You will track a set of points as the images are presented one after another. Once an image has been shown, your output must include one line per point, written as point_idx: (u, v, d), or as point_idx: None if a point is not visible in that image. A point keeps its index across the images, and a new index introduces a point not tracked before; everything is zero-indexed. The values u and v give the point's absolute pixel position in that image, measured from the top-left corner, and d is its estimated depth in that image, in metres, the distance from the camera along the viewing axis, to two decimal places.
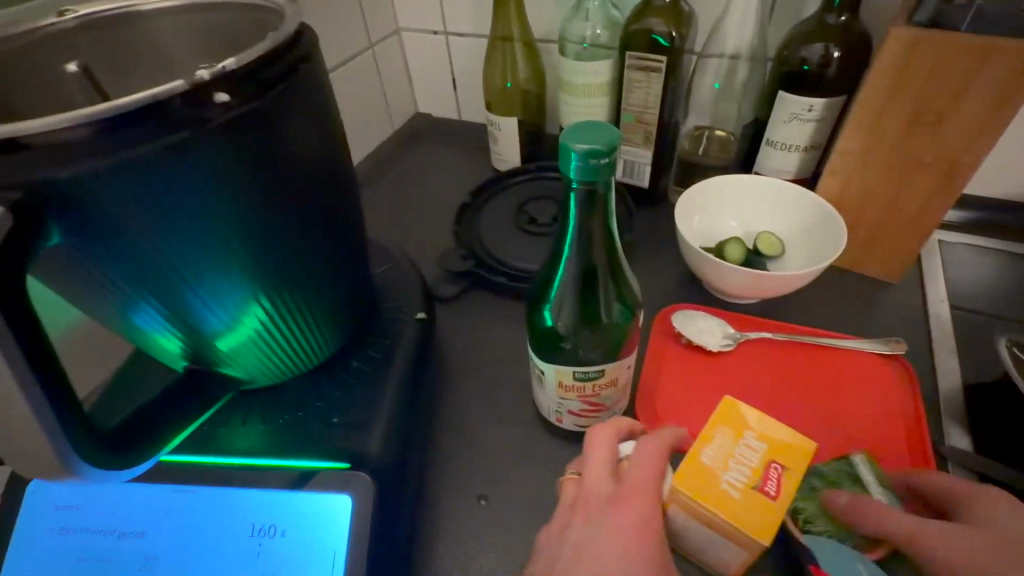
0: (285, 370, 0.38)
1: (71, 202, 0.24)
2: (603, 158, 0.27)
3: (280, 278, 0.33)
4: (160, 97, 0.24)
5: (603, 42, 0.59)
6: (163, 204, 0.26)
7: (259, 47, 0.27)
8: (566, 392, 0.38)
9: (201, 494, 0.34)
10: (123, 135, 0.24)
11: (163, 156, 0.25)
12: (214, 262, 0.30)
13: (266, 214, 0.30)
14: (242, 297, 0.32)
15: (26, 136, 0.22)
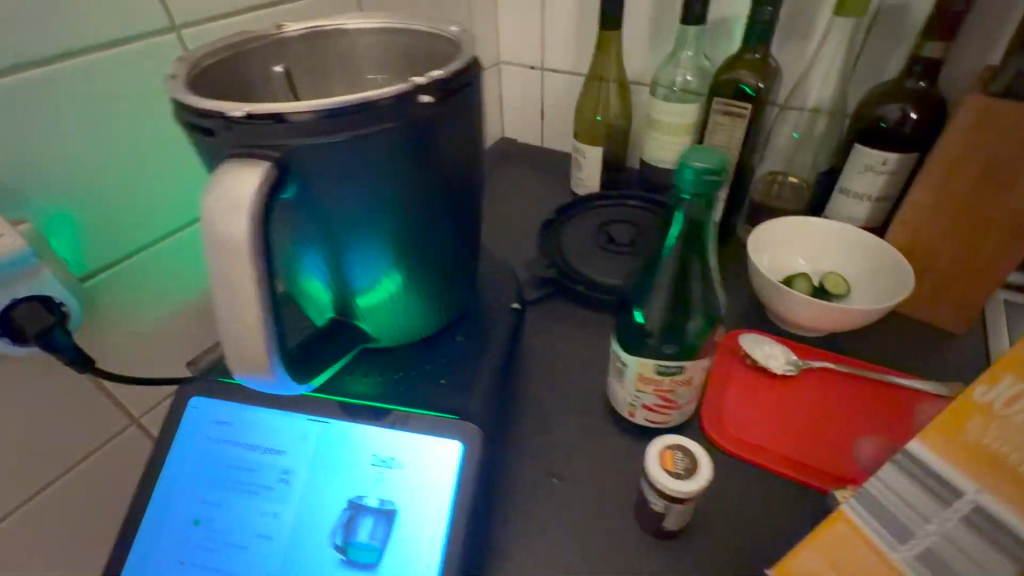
0: (403, 336, 0.45)
1: (307, 162, 0.31)
2: (716, 174, 0.33)
3: (419, 250, 0.40)
4: (387, 94, 0.31)
5: (691, 87, 0.65)
6: (361, 171, 0.33)
7: (455, 65, 0.34)
8: (644, 385, 0.43)
9: (332, 426, 0.39)
10: (352, 119, 0.31)
11: (377, 135, 0.32)
12: (382, 229, 0.37)
13: (425, 194, 0.37)
14: (390, 264, 0.39)
15: (292, 114, 0.30)
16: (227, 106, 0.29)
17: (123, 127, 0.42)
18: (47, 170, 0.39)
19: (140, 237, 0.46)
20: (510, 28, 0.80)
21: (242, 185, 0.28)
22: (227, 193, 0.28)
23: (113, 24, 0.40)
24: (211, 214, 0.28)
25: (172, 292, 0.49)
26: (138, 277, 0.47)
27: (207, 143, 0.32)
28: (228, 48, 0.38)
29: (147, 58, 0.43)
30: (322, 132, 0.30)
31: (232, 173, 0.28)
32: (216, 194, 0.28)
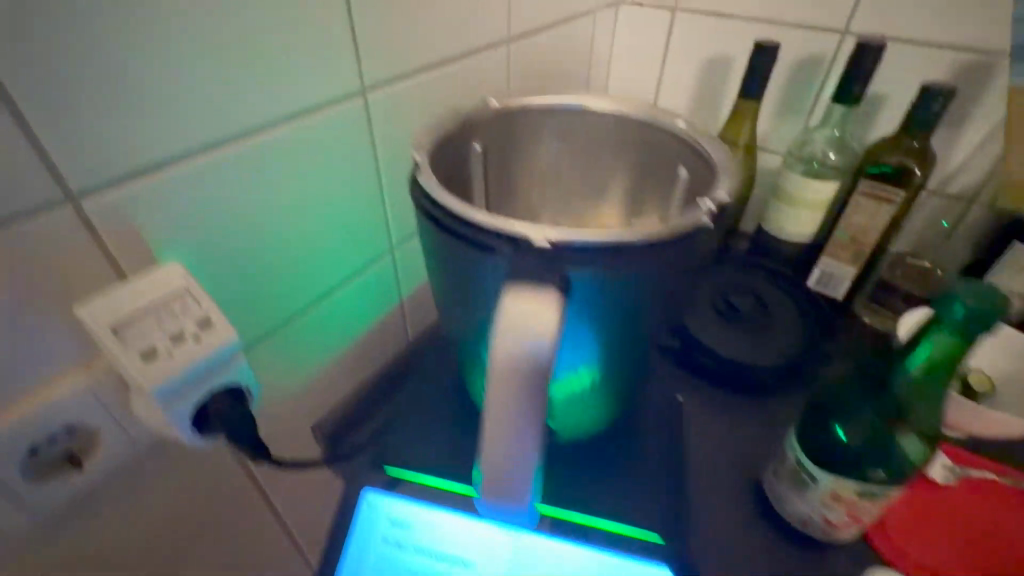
0: (585, 430, 0.43)
1: (583, 290, 0.28)
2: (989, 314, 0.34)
3: (626, 348, 0.35)
4: (685, 231, 0.29)
5: (833, 164, 0.63)
6: (613, 283, 0.28)
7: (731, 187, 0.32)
8: (835, 501, 0.39)
9: (520, 537, 0.42)
10: (650, 253, 0.28)
11: (655, 261, 0.28)
12: (611, 335, 0.33)
13: (661, 298, 0.32)
14: (612, 371, 0.37)
15: (592, 243, 0.27)
16: (527, 233, 0.27)
17: (304, 193, 0.41)
18: (236, 240, 0.38)
19: (302, 300, 0.45)
20: (626, 78, 0.78)
21: (547, 324, 0.26)
22: (518, 317, 0.27)
23: (310, 90, 0.38)
24: (514, 351, 0.27)
25: (316, 352, 0.49)
26: (291, 338, 0.45)
27: (479, 258, 0.29)
28: (449, 123, 0.37)
29: (331, 122, 0.41)
30: (621, 266, 0.28)
31: (523, 299, 0.27)
32: (518, 332, 0.27)
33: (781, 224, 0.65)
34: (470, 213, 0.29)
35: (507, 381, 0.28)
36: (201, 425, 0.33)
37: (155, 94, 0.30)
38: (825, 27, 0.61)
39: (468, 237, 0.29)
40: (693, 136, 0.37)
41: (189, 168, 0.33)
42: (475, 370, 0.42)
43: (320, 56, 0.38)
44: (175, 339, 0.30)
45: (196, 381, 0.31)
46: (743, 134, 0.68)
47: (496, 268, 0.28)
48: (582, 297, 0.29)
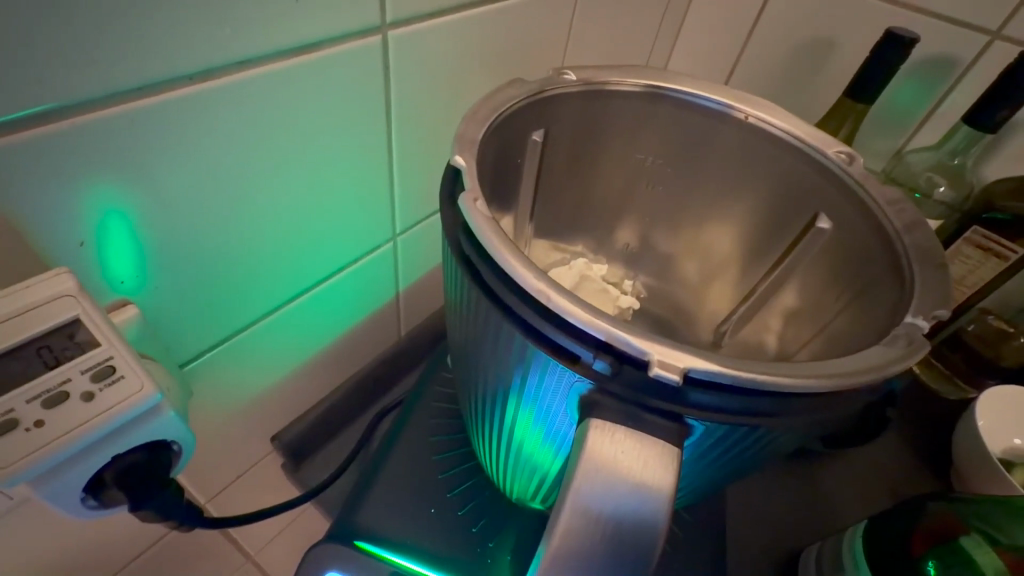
0: None
1: (709, 433, 0.18)
2: None
3: (714, 475, 0.25)
4: (887, 371, 0.18)
5: (941, 199, 0.52)
6: (757, 433, 0.18)
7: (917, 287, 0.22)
8: None
9: None
10: (831, 402, 0.18)
11: (827, 408, 0.18)
12: (707, 467, 0.23)
13: (791, 438, 0.22)
14: (688, 492, 0.27)
15: (749, 382, 0.16)
16: (652, 352, 0.16)
17: (278, 169, 0.30)
18: (175, 230, 0.27)
19: (268, 302, 0.34)
20: (696, 46, 0.64)
21: (653, 492, 0.17)
22: (611, 476, 0.17)
23: (294, 20, 0.25)
24: (591, 521, 0.17)
25: (281, 361, 0.38)
26: (247, 348, 0.35)
27: (552, 364, 0.18)
28: (508, 100, 0.26)
29: (322, 71, 0.28)
30: (781, 416, 0.18)
31: (625, 448, 0.17)
32: (604, 494, 0.17)
33: None
34: (550, 299, 0.17)
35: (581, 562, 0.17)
36: (97, 496, 0.23)
37: (17, 7, 0.18)
38: (970, 26, 0.48)
39: (537, 326, 0.18)
40: (857, 182, 0.28)
41: (94, 130, 0.21)
42: (480, 433, 0.32)
43: None
44: (47, 402, 0.20)
45: (85, 452, 0.21)
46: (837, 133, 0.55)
47: (575, 384, 0.18)
48: (703, 439, 0.19)
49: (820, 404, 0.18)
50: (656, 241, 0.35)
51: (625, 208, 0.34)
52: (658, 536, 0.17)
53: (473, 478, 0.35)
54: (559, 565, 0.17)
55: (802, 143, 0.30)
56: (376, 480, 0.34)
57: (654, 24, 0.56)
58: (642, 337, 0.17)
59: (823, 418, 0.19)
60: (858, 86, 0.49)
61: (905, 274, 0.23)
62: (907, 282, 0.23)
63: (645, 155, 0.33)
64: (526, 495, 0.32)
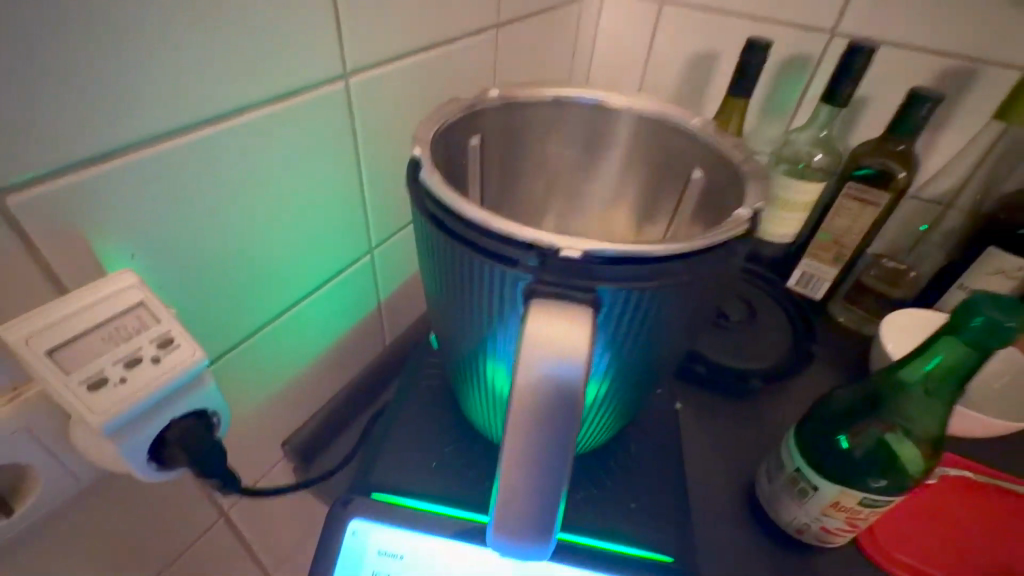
0: (587, 448, 0.40)
1: (613, 304, 0.25)
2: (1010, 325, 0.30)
3: (642, 370, 0.33)
4: (721, 239, 0.26)
5: (819, 165, 0.63)
6: (649, 303, 0.26)
7: (758, 190, 0.30)
8: (834, 511, 0.40)
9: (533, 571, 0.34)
10: (692, 266, 0.26)
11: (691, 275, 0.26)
12: (634, 352, 0.31)
13: (685, 320, 0.30)
14: (627, 387, 0.35)
15: (626, 252, 0.24)
16: (559, 242, 0.24)
17: (276, 191, 0.37)
18: (201, 244, 0.33)
19: (272, 308, 0.41)
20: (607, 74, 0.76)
21: (578, 348, 0.24)
22: (555, 339, 0.24)
23: (279, 73, 0.33)
24: (539, 374, 0.24)
25: (285, 365, 0.44)
26: (257, 351, 0.41)
27: (499, 272, 0.26)
28: (450, 112, 0.34)
29: (302, 110, 0.36)
30: (659, 279, 0.25)
31: (558, 316, 0.24)
32: (548, 352, 0.24)
33: (765, 224, 0.66)
34: (491, 221, 0.25)
35: (538, 408, 0.24)
36: (161, 458, 0.29)
37: (92, 77, 0.25)
38: (813, 28, 0.60)
39: (486, 247, 0.26)
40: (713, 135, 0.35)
41: (141, 162, 0.28)
42: (464, 389, 0.38)
43: (287, 35, 0.33)
44: (127, 364, 0.25)
45: (155, 411, 0.27)
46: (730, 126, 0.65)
47: (517, 283, 0.25)
48: (613, 313, 0.26)
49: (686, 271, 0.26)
50: (588, 216, 0.44)
51: (557, 192, 0.43)
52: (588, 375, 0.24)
53: (465, 434, 0.41)
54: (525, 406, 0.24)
55: (673, 115, 0.37)
56: (382, 447, 0.40)
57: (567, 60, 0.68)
58: (553, 236, 0.24)
59: (694, 283, 0.26)
60: (736, 84, 0.60)
61: (743, 185, 0.31)
62: (744, 186, 0.31)
63: (565, 149, 0.41)
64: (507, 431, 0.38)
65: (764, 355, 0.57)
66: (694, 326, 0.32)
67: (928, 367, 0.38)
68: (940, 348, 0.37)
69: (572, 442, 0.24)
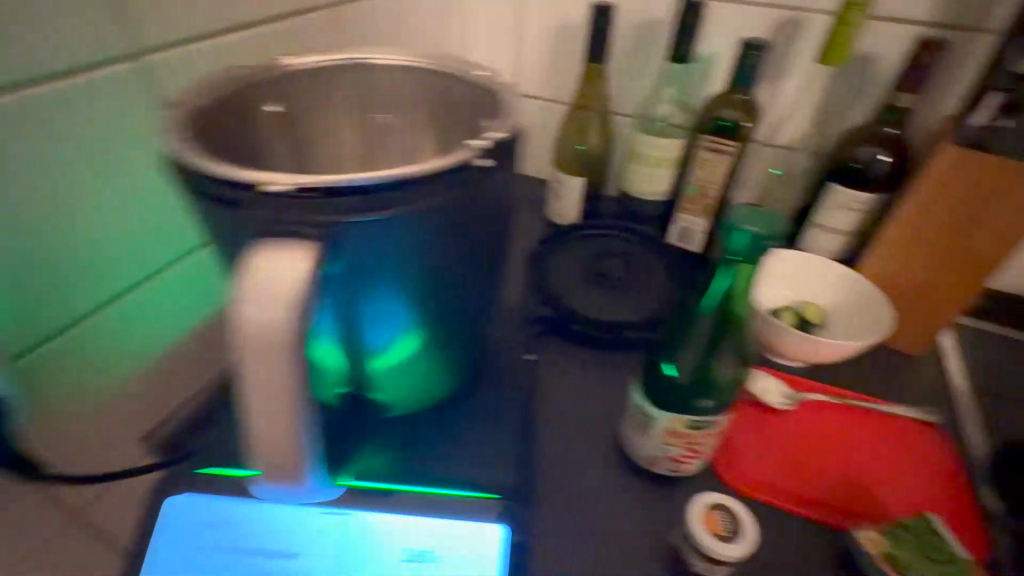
0: (422, 403, 0.42)
1: (349, 238, 0.28)
2: (767, 238, 0.37)
3: (441, 311, 0.36)
4: (446, 164, 0.29)
5: (675, 120, 0.67)
6: (392, 235, 0.29)
7: (502, 123, 0.32)
8: (671, 438, 0.43)
9: (355, 519, 0.35)
10: (418, 192, 0.28)
11: (424, 202, 0.29)
12: (418, 290, 0.34)
13: (459, 254, 0.33)
14: (434, 329, 0.37)
15: (339, 184, 0.26)
16: (269, 182, 0.26)
17: (79, 178, 0.36)
18: None
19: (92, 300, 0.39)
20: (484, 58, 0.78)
21: (287, 288, 0.24)
22: (268, 280, 0.24)
23: (53, 54, 0.32)
24: (253, 316, 0.24)
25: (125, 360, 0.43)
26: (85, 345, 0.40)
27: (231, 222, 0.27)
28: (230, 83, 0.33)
29: (93, 92, 0.35)
30: (382, 207, 0.27)
31: (273, 257, 0.24)
32: (261, 291, 0.24)
33: (637, 182, 0.69)
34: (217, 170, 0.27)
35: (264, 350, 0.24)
36: None
37: None
38: None
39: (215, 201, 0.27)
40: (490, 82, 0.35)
41: None
42: None
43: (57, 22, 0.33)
44: None
45: None
46: (591, 98, 0.71)
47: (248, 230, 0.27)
48: (355, 249, 0.28)
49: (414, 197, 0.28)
50: None
51: None
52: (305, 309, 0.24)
53: None
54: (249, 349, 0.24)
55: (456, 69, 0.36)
56: (232, 426, 0.41)
57: (435, 48, 0.70)
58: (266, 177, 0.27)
59: (428, 207, 0.29)
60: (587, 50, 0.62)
61: (502, 120, 0.32)
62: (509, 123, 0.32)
63: None
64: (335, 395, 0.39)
65: (637, 309, 0.60)
66: (467, 262, 0.34)
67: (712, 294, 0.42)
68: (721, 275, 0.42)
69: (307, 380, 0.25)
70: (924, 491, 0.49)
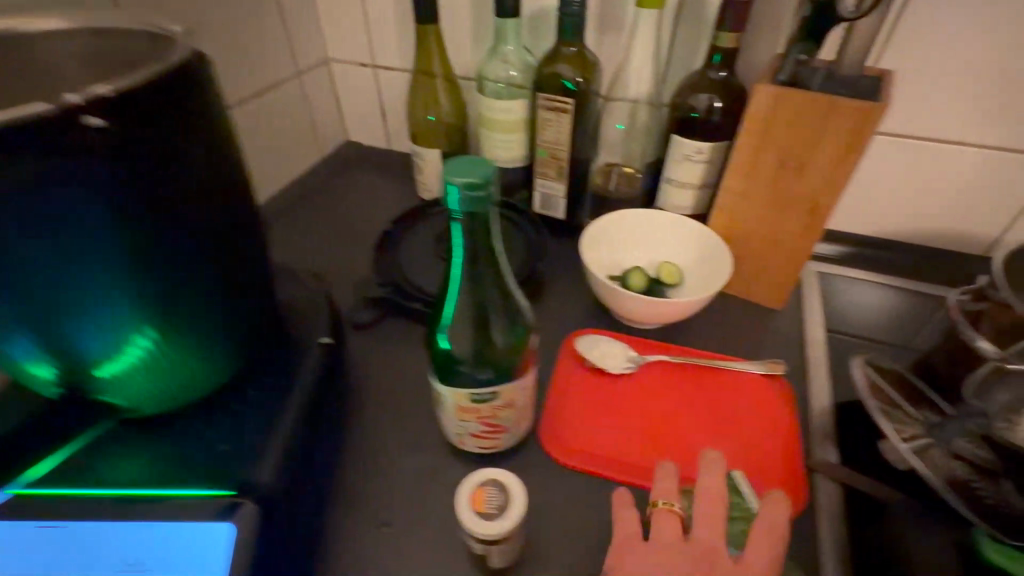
0: (188, 403, 0.39)
1: None
2: (479, 190, 0.30)
3: (157, 308, 0.33)
4: (29, 120, 0.25)
5: (518, 82, 0.63)
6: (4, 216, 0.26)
7: (140, 73, 0.27)
8: (465, 414, 0.39)
9: (66, 531, 0.32)
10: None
11: (19, 174, 0.25)
12: (105, 284, 0.30)
13: (138, 238, 0.30)
14: (158, 328, 0.34)
15: None
16: None
17: None
18: None
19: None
20: (338, 32, 0.75)
21: None
22: None
23: None
24: None
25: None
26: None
27: None
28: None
29: None
30: None
31: None
32: None
33: (491, 150, 0.65)
34: None
35: None
36: None
37: None
38: None
39: None
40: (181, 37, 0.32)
41: None
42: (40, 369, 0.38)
43: None
44: None
45: None
46: (435, 65, 0.68)
47: None
48: None
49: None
50: None
51: None
52: None
53: None
54: None
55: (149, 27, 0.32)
56: None
57: (271, 23, 0.67)
58: None
59: (20, 172, 0.25)
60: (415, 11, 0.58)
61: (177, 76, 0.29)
62: (194, 82, 0.30)
63: None
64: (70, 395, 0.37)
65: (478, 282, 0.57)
66: (154, 246, 0.31)
67: (458, 261, 0.36)
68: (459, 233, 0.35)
69: None
70: (763, 449, 0.47)
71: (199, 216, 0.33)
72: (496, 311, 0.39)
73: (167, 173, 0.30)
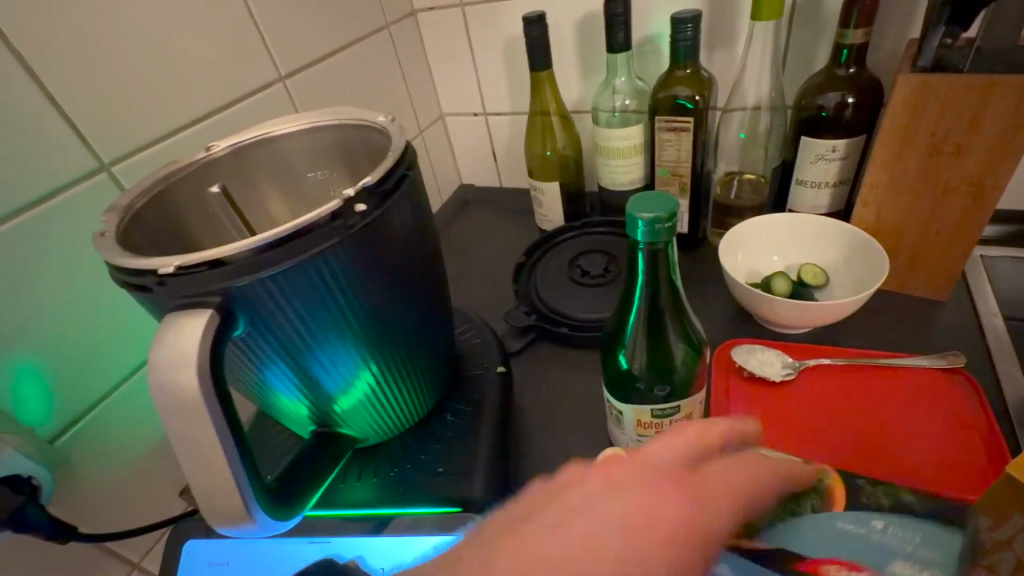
0: (394, 430, 0.44)
1: (251, 301, 0.30)
2: (665, 223, 0.32)
3: (387, 349, 0.38)
4: (322, 214, 0.31)
5: (632, 109, 0.67)
6: (299, 291, 0.31)
7: (384, 165, 0.34)
8: (645, 430, 0.41)
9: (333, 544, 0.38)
10: (302, 244, 0.30)
11: (315, 256, 0.31)
12: (357, 334, 0.36)
13: (380, 294, 0.36)
14: (387, 365, 0.39)
15: (227, 255, 0.29)
16: (167, 260, 0.28)
17: (69, 279, 0.40)
18: (21, 332, 0.37)
19: (85, 397, 0.42)
20: (450, 90, 0.83)
21: (186, 355, 0.27)
22: (172, 351, 0.27)
23: (32, 180, 0.38)
24: (170, 386, 0.27)
25: (134, 445, 0.45)
26: (90, 436, 0.42)
27: (148, 299, 0.30)
28: (160, 182, 0.37)
29: (66, 211, 0.40)
30: (268, 264, 0.29)
31: (177, 326, 0.28)
32: (163, 350, 0.27)
33: (609, 175, 0.68)
34: (127, 259, 0.30)
35: (174, 410, 0.27)
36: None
37: None
38: None
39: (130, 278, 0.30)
40: (385, 125, 0.38)
41: None
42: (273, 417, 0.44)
43: (36, 141, 0.38)
44: None
45: None
46: (551, 104, 0.73)
47: (160, 303, 0.30)
48: (264, 312, 0.31)
49: (300, 251, 0.30)
50: None
51: None
52: (204, 364, 0.27)
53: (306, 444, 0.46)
54: (173, 408, 0.27)
55: (356, 120, 0.40)
56: None
57: (400, 91, 0.76)
58: (158, 259, 0.29)
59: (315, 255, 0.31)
60: (532, 58, 0.64)
61: (402, 164, 0.35)
62: (412, 165, 0.36)
63: (318, 172, 0.43)
64: (305, 432, 0.42)
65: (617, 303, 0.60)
66: (390, 300, 0.36)
67: (638, 287, 0.39)
68: (639, 260, 0.38)
69: (218, 432, 0.28)
70: (965, 452, 0.44)
71: (415, 273, 0.38)
72: (675, 328, 0.41)
73: (401, 240, 0.36)
